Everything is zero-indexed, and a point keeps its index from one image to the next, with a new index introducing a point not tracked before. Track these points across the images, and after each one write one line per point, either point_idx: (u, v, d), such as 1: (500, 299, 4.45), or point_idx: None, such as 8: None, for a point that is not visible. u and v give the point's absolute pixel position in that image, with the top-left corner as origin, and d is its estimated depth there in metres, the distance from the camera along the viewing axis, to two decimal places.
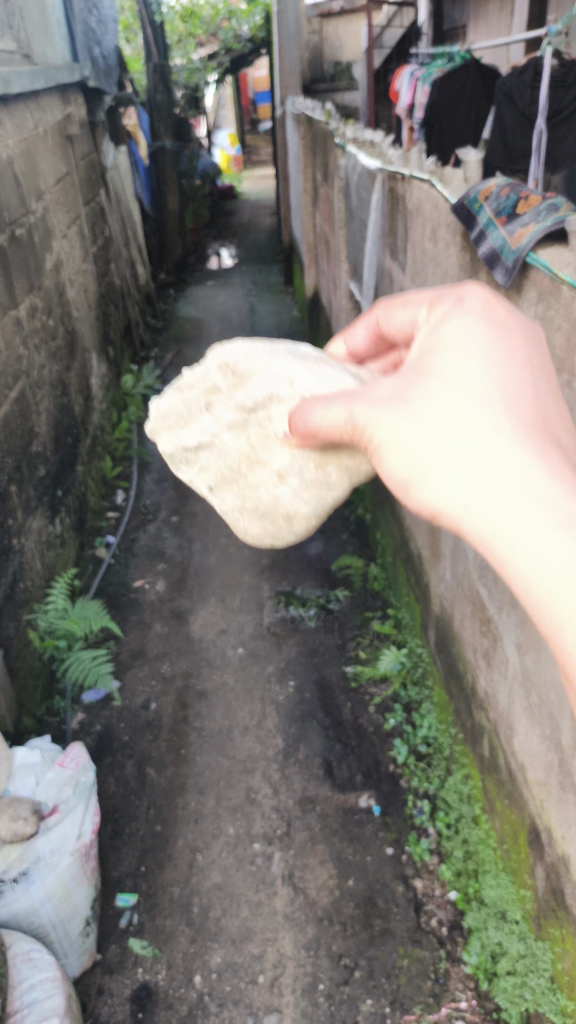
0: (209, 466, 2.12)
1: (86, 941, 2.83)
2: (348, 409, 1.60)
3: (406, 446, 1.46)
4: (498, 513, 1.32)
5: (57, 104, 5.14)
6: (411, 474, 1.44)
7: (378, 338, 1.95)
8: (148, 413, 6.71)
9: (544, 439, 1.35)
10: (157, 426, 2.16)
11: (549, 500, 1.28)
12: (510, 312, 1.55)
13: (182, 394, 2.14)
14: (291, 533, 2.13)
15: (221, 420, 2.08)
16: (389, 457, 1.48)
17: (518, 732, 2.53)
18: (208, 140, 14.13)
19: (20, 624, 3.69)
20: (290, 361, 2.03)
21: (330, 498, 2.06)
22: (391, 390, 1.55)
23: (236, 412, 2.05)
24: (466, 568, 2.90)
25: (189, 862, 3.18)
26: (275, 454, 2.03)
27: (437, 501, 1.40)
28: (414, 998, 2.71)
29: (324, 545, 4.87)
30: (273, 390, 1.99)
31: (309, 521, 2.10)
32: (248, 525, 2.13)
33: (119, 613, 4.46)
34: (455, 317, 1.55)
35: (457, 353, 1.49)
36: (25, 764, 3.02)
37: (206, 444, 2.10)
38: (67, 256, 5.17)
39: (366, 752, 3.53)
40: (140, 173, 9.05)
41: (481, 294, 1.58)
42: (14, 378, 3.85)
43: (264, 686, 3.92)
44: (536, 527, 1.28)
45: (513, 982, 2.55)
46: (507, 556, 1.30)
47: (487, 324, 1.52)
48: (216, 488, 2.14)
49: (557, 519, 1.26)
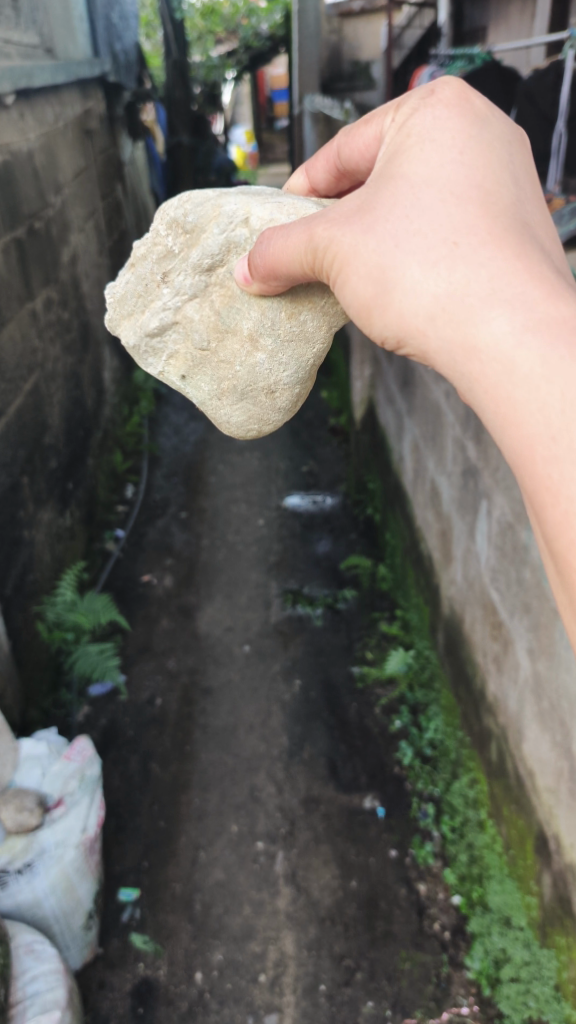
0: (179, 350, 2.24)
1: (88, 935, 2.83)
2: (308, 230, 1.77)
3: (375, 247, 1.66)
4: (459, 307, 1.53)
5: (77, 97, 5.14)
6: (383, 274, 1.64)
7: (338, 172, 2.11)
8: (159, 409, 6.70)
9: (497, 237, 1.56)
10: (117, 315, 2.24)
11: (499, 297, 1.50)
12: (474, 127, 1.72)
13: (136, 271, 2.19)
14: (274, 408, 2.26)
15: (181, 289, 2.14)
16: (357, 266, 1.67)
17: (528, 738, 2.52)
18: (224, 137, 14.14)
19: (28, 615, 3.69)
20: (238, 199, 2.07)
21: (309, 354, 2.19)
22: (360, 202, 1.74)
23: (195, 278, 2.13)
24: (478, 572, 2.89)
25: (191, 859, 3.18)
26: (244, 316, 2.13)
27: (406, 307, 1.61)
28: (415, 1000, 2.71)
29: (333, 545, 4.86)
30: (229, 239, 2.06)
31: (291, 393, 2.25)
32: (230, 413, 2.26)
33: (126, 608, 4.46)
34: (427, 110, 1.75)
35: (424, 167, 1.69)
36: (31, 755, 3.01)
37: (172, 323, 2.19)
38: (83, 249, 5.17)
39: (372, 753, 3.52)
40: (156, 168, 9.03)
41: (452, 87, 1.77)
42: (28, 370, 3.85)
43: (269, 684, 3.92)
44: (489, 313, 1.49)
45: (516, 989, 2.55)
46: (467, 351, 1.51)
47: (457, 133, 1.71)
48: (190, 375, 2.26)
49: (509, 313, 1.48)
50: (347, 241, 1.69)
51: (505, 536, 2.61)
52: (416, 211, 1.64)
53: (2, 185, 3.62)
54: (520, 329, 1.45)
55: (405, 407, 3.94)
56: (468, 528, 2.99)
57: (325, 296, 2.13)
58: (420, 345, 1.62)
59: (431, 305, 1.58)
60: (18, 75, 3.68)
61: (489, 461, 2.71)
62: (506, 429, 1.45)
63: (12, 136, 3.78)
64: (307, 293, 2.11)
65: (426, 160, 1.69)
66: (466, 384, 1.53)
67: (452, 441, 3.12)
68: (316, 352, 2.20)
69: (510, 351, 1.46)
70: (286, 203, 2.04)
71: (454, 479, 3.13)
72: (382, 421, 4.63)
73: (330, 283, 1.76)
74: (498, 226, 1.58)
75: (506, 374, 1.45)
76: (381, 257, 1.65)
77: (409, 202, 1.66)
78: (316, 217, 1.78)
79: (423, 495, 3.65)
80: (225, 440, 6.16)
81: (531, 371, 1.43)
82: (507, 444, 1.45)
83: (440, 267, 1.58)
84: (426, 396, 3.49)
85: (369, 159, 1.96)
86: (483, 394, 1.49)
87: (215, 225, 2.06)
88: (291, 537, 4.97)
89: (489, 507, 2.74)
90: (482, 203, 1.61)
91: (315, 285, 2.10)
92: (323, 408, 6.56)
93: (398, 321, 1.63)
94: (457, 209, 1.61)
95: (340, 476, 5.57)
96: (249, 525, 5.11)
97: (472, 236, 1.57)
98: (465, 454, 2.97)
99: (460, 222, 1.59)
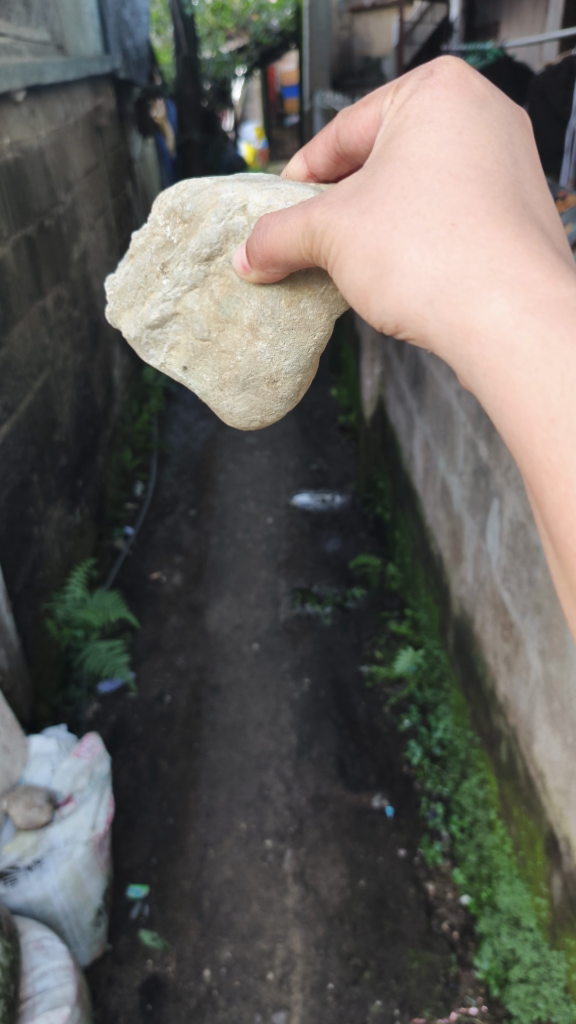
0: (180, 341, 2.24)
1: (97, 932, 2.84)
2: (305, 215, 1.75)
3: (373, 229, 1.64)
4: (458, 288, 1.53)
5: (88, 94, 5.14)
6: (381, 257, 1.63)
7: (338, 157, 2.10)
8: (168, 406, 6.71)
9: (498, 218, 1.55)
10: (117, 307, 2.25)
11: (499, 277, 1.49)
12: (472, 109, 1.71)
13: (135, 262, 2.20)
14: (276, 398, 2.27)
15: (180, 279, 2.14)
16: (355, 249, 1.66)
17: (538, 739, 2.51)
18: (234, 134, 14.14)
19: (38, 612, 3.70)
20: (235, 185, 2.04)
21: (309, 341, 2.19)
22: (358, 186, 1.73)
23: (194, 268, 2.12)
24: (488, 571, 2.89)
25: (200, 856, 3.18)
26: (244, 305, 2.13)
27: (404, 289, 1.60)
28: (423, 1000, 2.71)
29: (342, 544, 4.85)
30: (228, 227, 2.05)
31: (293, 382, 2.25)
32: (232, 404, 2.27)
33: (135, 605, 4.47)
34: (426, 94, 1.73)
35: (422, 149, 1.67)
36: (41, 751, 3.01)
37: (171, 314, 2.19)
38: (94, 247, 5.18)
39: (380, 752, 3.52)
40: (166, 165, 9.02)
41: (452, 67, 1.77)
42: (38, 368, 3.86)
43: (278, 683, 3.92)
44: (488, 294, 1.49)
45: (525, 990, 2.56)
46: (466, 332, 1.51)
47: (455, 115, 1.69)
48: (192, 366, 2.26)
49: (508, 294, 1.47)
50: (344, 224, 1.67)
51: (516, 535, 2.60)
52: (415, 193, 1.63)
53: (13, 183, 3.62)
54: (519, 310, 1.45)
55: (416, 406, 3.93)
56: (478, 528, 2.98)
57: (323, 284, 2.12)
58: (419, 328, 1.60)
59: (429, 286, 1.56)
60: (29, 73, 3.69)
61: (500, 460, 2.71)
62: (506, 411, 1.46)
63: (23, 134, 3.79)
64: (306, 280, 2.10)
65: (424, 142, 1.68)
66: (465, 366, 1.52)
67: (463, 439, 3.11)
68: (316, 340, 2.20)
69: (509, 332, 1.45)
70: (283, 188, 2.02)
71: (465, 477, 3.12)
72: (392, 420, 4.62)
73: (328, 268, 1.75)
74: (497, 207, 1.57)
75: (505, 355, 1.45)
76: (379, 239, 1.63)
77: (407, 184, 1.65)
78: (314, 202, 1.78)
79: (434, 494, 3.65)
80: (234, 438, 6.16)
81: (530, 352, 1.43)
82: (507, 425, 1.46)
83: (438, 248, 1.56)
84: (437, 394, 3.48)
85: (368, 143, 1.96)
86: (482, 375, 1.49)
87: (212, 214, 2.04)
88: (300, 536, 4.96)
89: (500, 506, 2.73)
90: (481, 184, 1.60)
91: (314, 271, 2.09)
92: (333, 406, 6.55)
93: (396, 305, 1.61)
94: (456, 190, 1.60)
95: (349, 475, 5.57)
96: (258, 523, 5.10)
97: (471, 216, 1.56)
98: (476, 453, 2.96)
99: (458, 204, 1.58)
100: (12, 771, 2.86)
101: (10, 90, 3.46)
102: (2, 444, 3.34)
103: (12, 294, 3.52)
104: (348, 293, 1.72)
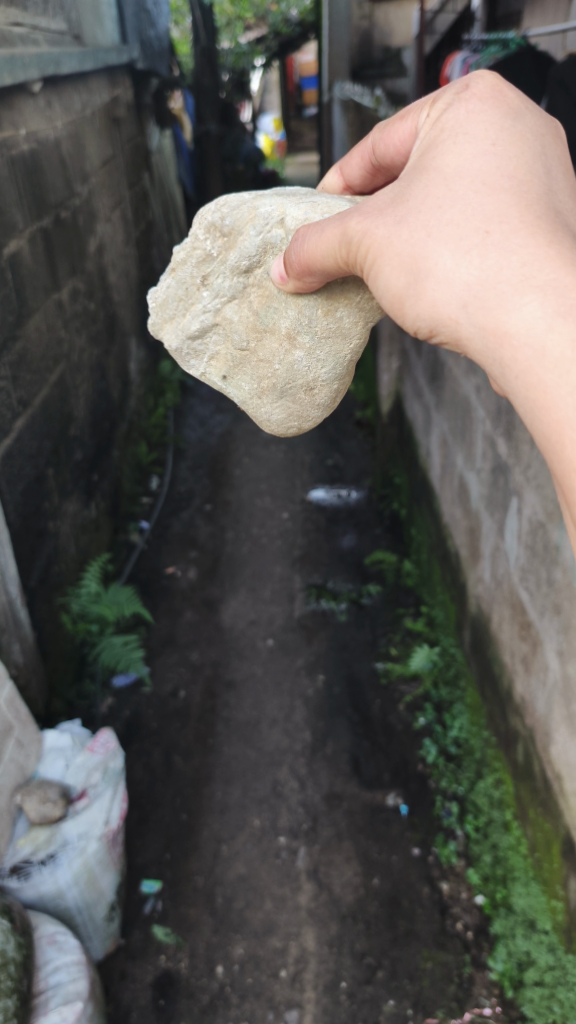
0: (220, 351, 2.22)
1: (110, 927, 2.84)
2: (340, 222, 1.73)
3: (407, 237, 1.62)
4: (490, 294, 1.50)
5: (106, 85, 5.12)
6: (416, 265, 1.60)
7: (373, 169, 2.07)
8: (184, 400, 6.69)
9: (532, 226, 1.52)
10: (159, 319, 2.22)
11: (531, 283, 1.47)
12: (507, 118, 1.67)
13: (176, 275, 2.17)
14: (313, 405, 2.24)
15: (220, 291, 2.12)
16: (390, 258, 1.63)
17: (556, 742, 2.48)
18: (252, 126, 14.09)
19: (53, 607, 3.70)
20: (273, 199, 2.02)
21: (346, 349, 2.16)
22: (393, 194, 1.70)
23: (233, 280, 2.10)
24: (506, 571, 2.85)
25: (213, 852, 3.18)
26: (282, 315, 2.10)
27: (437, 296, 1.57)
28: (437, 1000, 2.69)
29: (358, 540, 4.83)
30: (266, 239, 2.02)
31: (330, 390, 2.22)
32: (270, 412, 2.25)
33: (150, 600, 4.46)
34: (461, 103, 1.70)
35: (456, 158, 1.64)
36: (55, 747, 3.03)
37: (212, 324, 2.17)
38: (110, 239, 5.16)
39: (395, 749, 3.50)
40: (184, 157, 8.99)
41: (488, 77, 1.72)
42: (54, 361, 3.85)
43: (293, 679, 3.91)
44: (521, 300, 1.47)
45: (540, 992, 2.53)
46: (498, 337, 1.49)
47: (490, 123, 1.66)
48: (231, 375, 2.24)
49: (540, 299, 1.45)
50: (380, 232, 1.65)
51: (535, 535, 2.56)
52: (450, 201, 1.60)
53: (29, 175, 3.60)
54: (551, 317, 1.43)
55: (434, 401, 3.89)
56: (497, 525, 2.95)
57: (360, 293, 2.09)
58: (453, 334, 1.58)
59: (462, 293, 1.54)
60: (45, 63, 3.67)
61: (520, 458, 2.67)
62: (537, 414, 1.44)
63: (39, 125, 3.77)
64: (343, 288, 2.07)
65: (459, 149, 1.65)
66: (498, 371, 1.51)
67: (482, 436, 3.08)
68: (352, 348, 2.17)
69: (540, 337, 1.44)
70: (321, 201, 1.99)
71: (484, 475, 3.08)
72: (409, 415, 4.58)
73: (363, 275, 1.72)
74: (530, 214, 1.54)
75: (537, 360, 1.43)
76: (413, 247, 1.61)
77: (441, 192, 1.62)
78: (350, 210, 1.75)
79: (451, 491, 3.61)
80: (250, 432, 6.14)
81: (562, 358, 1.41)
82: (540, 431, 1.44)
83: (471, 255, 1.53)
84: (456, 390, 3.44)
85: (405, 155, 1.93)
86: (514, 379, 1.47)
87: (251, 226, 2.02)
88: (316, 531, 4.94)
89: (519, 505, 2.70)
90: (514, 193, 1.57)
91: (351, 279, 2.06)
92: (350, 400, 6.51)
93: (430, 311, 1.59)
94: (491, 198, 1.57)
95: (365, 470, 5.53)
96: (273, 518, 5.08)
97: (505, 225, 1.53)
98: (495, 449, 2.92)
99: (492, 212, 1.55)
100: (25, 765, 2.89)
101: (26, 80, 3.44)
102: (18, 438, 3.34)
103: (28, 286, 3.51)
104: (382, 300, 1.70)
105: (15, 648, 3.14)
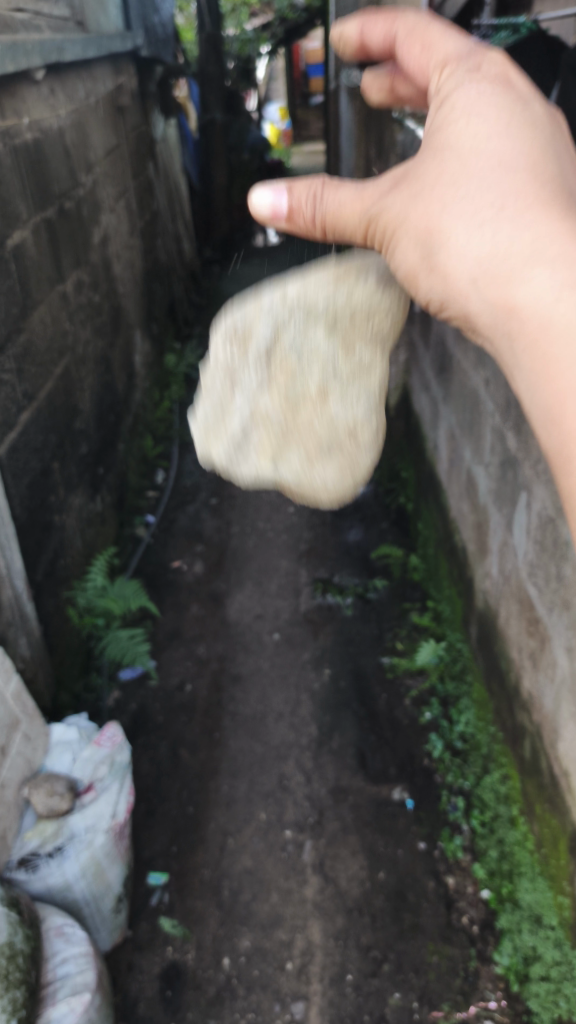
0: (265, 441, 2.01)
1: (118, 918, 2.85)
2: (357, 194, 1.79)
3: (423, 210, 1.68)
4: (502, 269, 1.60)
5: (110, 74, 5.08)
6: (430, 236, 1.68)
7: None
8: (190, 392, 6.68)
9: (543, 202, 1.59)
10: (206, 437, 2.01)
11: (541, 259, 1.56)
12: (520, 88, 1.71)
13: (209, 395, 1.98)
14: (363, 454, 2.05)
15: (246, 382, 1.97)
16: (406, 230, 1.71)
17: (564, 738, 2.48)
18: (258, 115, 14.00)
19: (59, 600, 3.72)
20: (271, 284, 1.95)
21: (378, 381, 2.01)
22: (407, 165, 1.76)
23: (257, 367, 1.96)
24: (514, 566, 2.85)
25: (220, 845, 3.19)
26: (308, 370, 1.97)
27: (451, 269, 1.66)
28: (443, 994, 2.70)
29: (364, 534, 4.82)
30: (277, 321, 1.93)
31: (373, 429, 2.04)
32: (326, 474, 2.03)
33: (156, 593, 4.47)
34: (474, 77, 1.73)
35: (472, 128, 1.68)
36: (62, 740, 3.06)
37: (248, 419, 1.99)
38: (115, 230, 5.14)
39: (400, 743, 3.50)
40: (188, 146, 8.95)
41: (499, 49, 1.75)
42: (59, 353, 3.84)
43: (299, 672, 3.92)
44: (530, 275, 1.57)
45: (546, 987, 2.55)
46: (509, 310, 1.59)
47: (502, 95, 1.70)
48: (280, 457, 2.02)
49: (550, 270, 1.56)
50: (396, 204, 1.72)
51: (544, 530, 2.55)
52: (468, 175, 1.64)
53: (33, 165, 3.58)
54: (561, 289, 1.54)
55: (441, 395, 3.88)
56: (505, 521, 2.94)
57: (377, 321, 1.96)
58: (463, 305, 1.68)
59: (475, 267, 1.63)
60: (49, 51, 3.65)
61: (529, 453, 2.65)
62: (542, 382, 1.57)
63: (43, 114, 3.75)
64: (358, 325, 1.96)
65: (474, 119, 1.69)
66: (506, 341, 1.62)
67: (490, 430, 3.06)
68: (381, 377, 2.02)
69: (548, 309, 1.55)
70: (316, 276, 1.94)
71: (492, 470, 3.07)
72: (416, 408, 4.57)
73: (378, 246, 1.80)
74: (543, 189, 1.61)
75: (544, 329, 1.55)
76: (428, 218, 1.68)
77: (459, 162, 1.67)
78: (367, 181, 1.81)
79: (458, 485, 3.60)
80: None
81: (567, 328, 1.53)
82: (543, 396, 1.57)
83: (484, 229, 1.62)
84: (463, 384, 3.42)
85: None
86: (521, 349, 1.59)
87: (257, 314, 1.94)
88: (322, 525, 4.94)
89: (528, 500, 2.68)
90: (527, 166, 1.62)
91: (364, 312, 1.95)
92: None
93: (443, 283, 1.69)
94: (506, 175, 1.62)
95: (371, 463, 5.52)
96: (279, 512, 5.08)
97: (519, 198, 1.60)
98: (503, 444, 2.91)
99: (506, 186, 1.61)
100: (32, 759, 2.91)
101: (29, 70, 3.42)
102: (23, 432, 3.34)
103: (32, 279, 3.50)
104: (398, 270, 1.79)
105: (21, 642, 3.15)
